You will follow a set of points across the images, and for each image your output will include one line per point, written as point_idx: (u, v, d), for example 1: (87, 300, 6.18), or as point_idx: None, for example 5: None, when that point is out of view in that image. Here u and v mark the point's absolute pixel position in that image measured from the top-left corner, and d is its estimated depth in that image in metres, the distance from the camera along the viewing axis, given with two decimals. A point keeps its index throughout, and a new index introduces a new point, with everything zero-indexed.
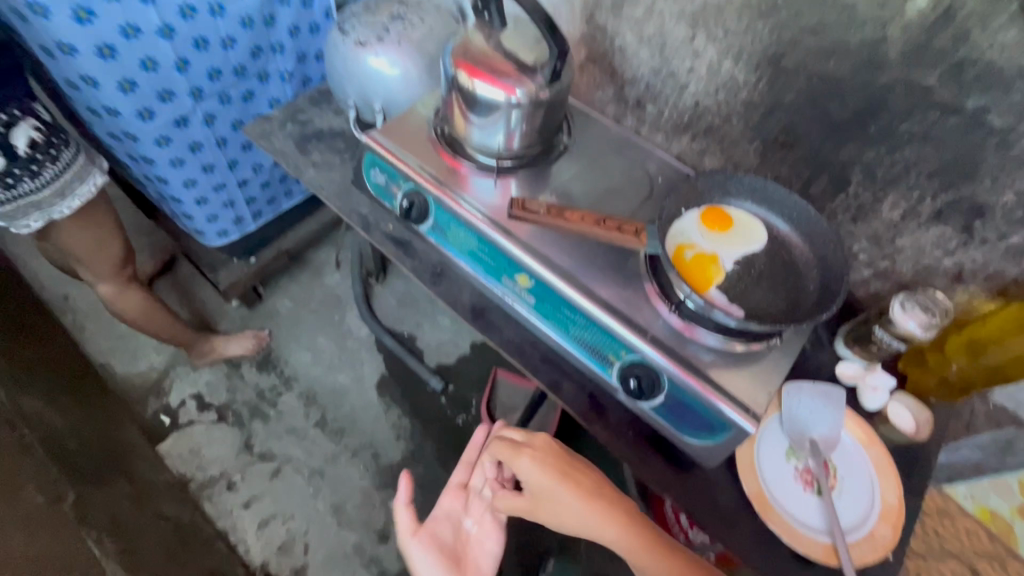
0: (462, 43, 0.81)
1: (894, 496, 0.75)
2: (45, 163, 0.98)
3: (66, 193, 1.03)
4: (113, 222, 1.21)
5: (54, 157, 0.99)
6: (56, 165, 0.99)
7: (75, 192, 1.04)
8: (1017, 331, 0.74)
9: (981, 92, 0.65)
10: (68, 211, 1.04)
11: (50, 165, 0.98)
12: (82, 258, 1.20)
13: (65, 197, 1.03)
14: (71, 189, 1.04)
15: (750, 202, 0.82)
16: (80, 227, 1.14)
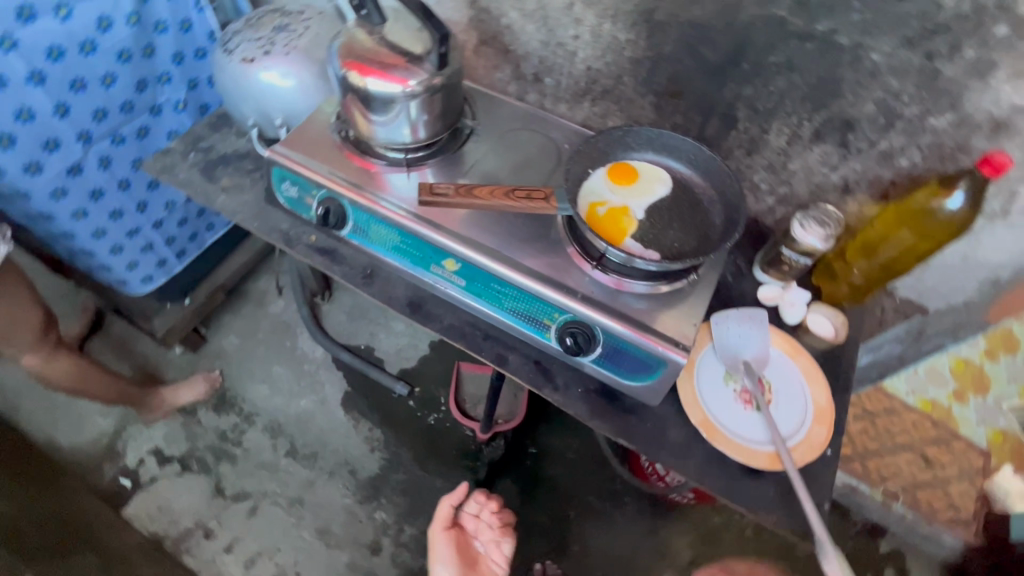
0: (346, 43, 0.81)
1: (824, 397, 0.82)
2: None
3: None
4: (26, 290, 1.14)
5: None
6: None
7: None
8: (900, 225, 0.82)
9: (828, 16, 0.72)
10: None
11: None
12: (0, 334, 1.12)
13: None
14: None
15: (650, 152, 0.87)
16: None
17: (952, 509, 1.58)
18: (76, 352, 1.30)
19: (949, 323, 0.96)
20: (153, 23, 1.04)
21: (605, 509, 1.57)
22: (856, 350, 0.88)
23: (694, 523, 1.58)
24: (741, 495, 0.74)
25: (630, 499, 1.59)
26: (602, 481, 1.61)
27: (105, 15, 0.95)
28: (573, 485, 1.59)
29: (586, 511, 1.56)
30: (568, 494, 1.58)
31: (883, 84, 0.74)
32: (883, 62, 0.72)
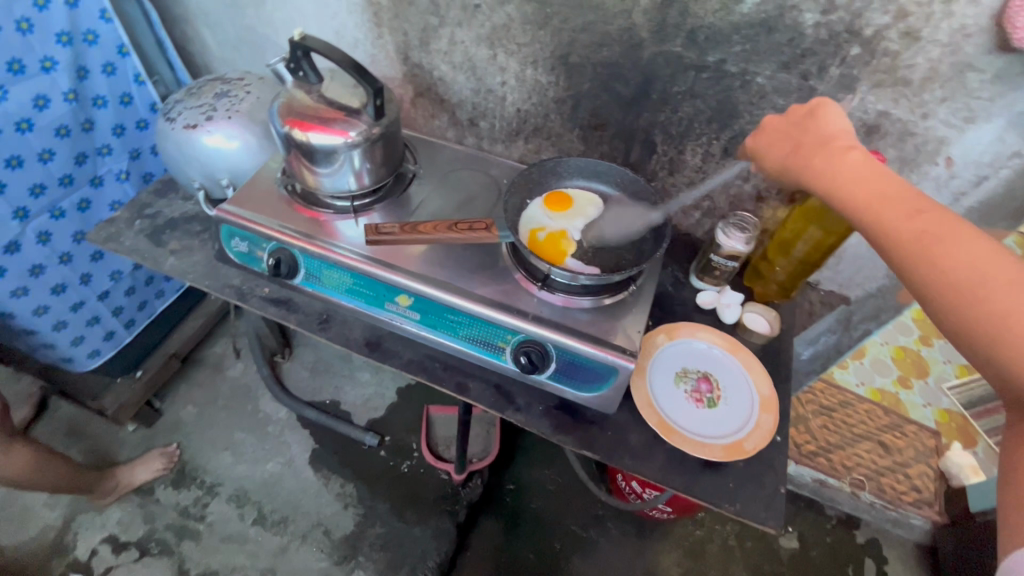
0: (286, 102, 0.86)
1: (767, 386, 0.87)
2: None
3: None
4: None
5: None
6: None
7: None
8: (808, 222, 0.89)
9: (715, 49, 0.81)
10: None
11: None
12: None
13: None
14: None
15: (581, 179, 0.95)
16: None
17: (915, 491, 1.69)
18: (29, 441, 1.22)
19: (871, 309, 1.06)
20: (92, 98, 1.08)
21: (589, 536, 1.56)
22: (791, 342, 0.95)
23: (678, 539, 1.59)
24: (704, 490, 0.77)
25: (612, 523, 1.59)
26: (583, 508, 1.61)
27: (42, 94, 0.98)
28: (555, 516, 1.59)
29: (571, 541, 1.55)
30: (551, 525, 1.57)
31: (771, 103, 0.84)
32: (767, 85, 0.82)
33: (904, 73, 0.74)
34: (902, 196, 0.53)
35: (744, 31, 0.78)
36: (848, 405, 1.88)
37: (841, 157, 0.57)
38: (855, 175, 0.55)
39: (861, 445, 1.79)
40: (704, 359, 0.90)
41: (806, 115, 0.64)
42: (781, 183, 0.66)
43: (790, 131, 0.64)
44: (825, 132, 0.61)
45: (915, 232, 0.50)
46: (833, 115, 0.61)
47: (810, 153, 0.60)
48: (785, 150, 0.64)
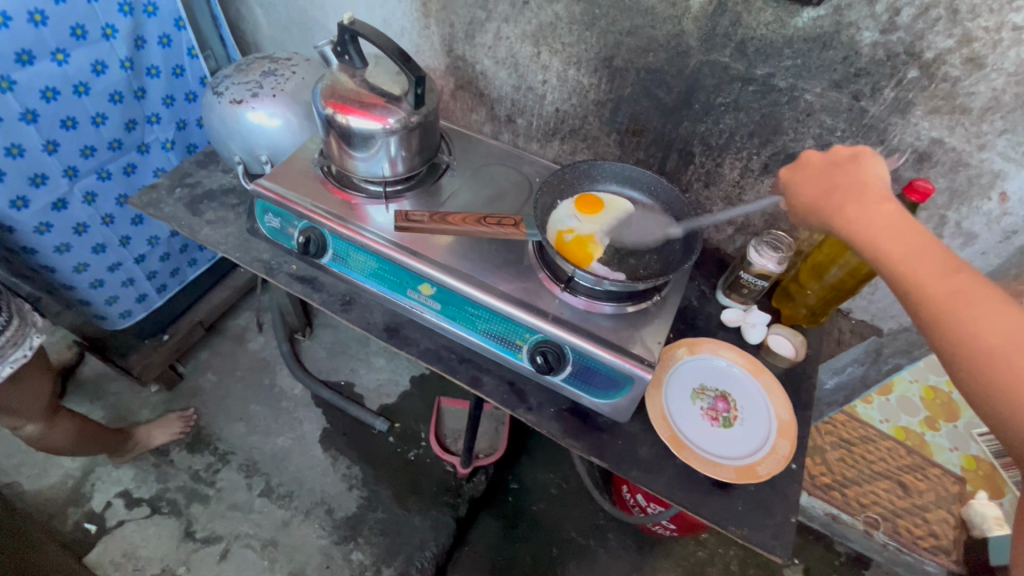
0: (330, 84, 0.87)
1: (786, 412, 0.85)
2: None
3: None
4: (44, 366, 1.13)
5: None
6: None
7: (8, 358, 1.00)
8: (845, 248, 0.86)
9: (764, 62, 0.79)
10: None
11: None
12: (5, 405, 1.07)
13: None
14: (4, 356, 0.99)
15: (614, 184, 0.94)
16: (21, 381, 1.07)
17: (933, 538, 1.65)
18: (73, 410, 1.24)
19: (903, 343, 1.02)
20: (147, 67, 1.11)
21: (588, 544, 1.55)
22: (815, 369, 0.93)
23: (678, 558, 1.57)
24: (710, 510, 0.76)
25: (613, 534, 1.57)
26: (584, 515, 1.60)
27: (100, 60, 1.01)
28: (556, 520, 1.58)
29: (569, 548, 1.54)
30: (551, 529, 1.56)
31: (818, 121, 0.81)
32: (816, 102, 0.79)
33: (963, 101, 0.71)
34: (936, 248, 0.49)
35: (797, 45, 0.76)
36: (870, 441, 1.82)
37: (877, 204, 0.55)
38: (890, 222, 0.53)
39: (878, 484, 1.74)
40: (723, 378, 0.88)
41: (847, 159, 0.62)
42: (812, 224, 0.63)
43: (828, 173, 0.62)
44: (866, 178, 0.58)
45: (944, 290, 0.47)
46: (875, 164, 0.59)
47: (845, 198, 0.58)
48: (818, 191, 0.62)
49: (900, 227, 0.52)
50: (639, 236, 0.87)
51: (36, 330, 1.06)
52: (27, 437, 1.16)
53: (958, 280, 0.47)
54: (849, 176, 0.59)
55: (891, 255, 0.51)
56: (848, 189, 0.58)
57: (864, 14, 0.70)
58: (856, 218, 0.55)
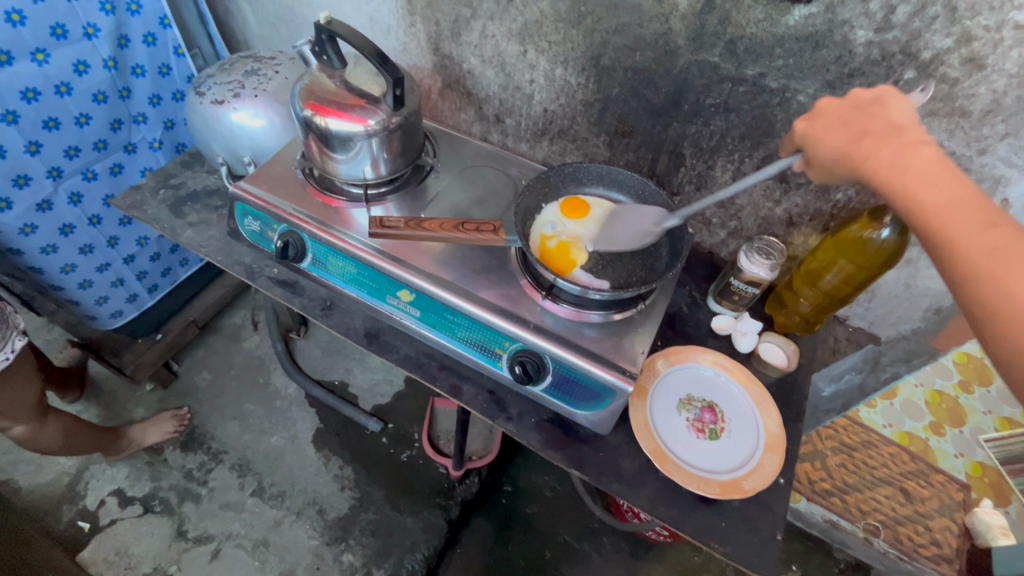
0: (308, 85, 0.85)
1: (775, 425, 0.82)
2: None
3: None
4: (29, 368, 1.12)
5: None
6: None
7: None
8: (840, 254, 0.83)
9: (755, 62, 0.76)
10: None
11: None
12: None
13: None
14: None
15: (602, 187, 0.91)
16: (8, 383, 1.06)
17: (935, 546, 1.64)
18: (63, 411, 1.24)
19: (901, 351, 0.99)
20: (131, 67, 1.10)
21: (581, 548, 1.53)
22: (807, 378, 0.90)
23: (672, 563, 1.55)
24: (693, 526, 0.73)
25: (607, 538, 1.56)
26: (578, 519, 1.58)
27: (82, 60, 1.00)
28: (549, 523, 1.57)
29: (562, 552, 1.52)
30: (544, 533, 1.55)
31: None
32: (809, 104, 0.76)
33: (963, 103, 0.67)
34: (975, 200, 0.47)
35: (788, 45, 0.73)
36: (871, 447, 1.79)
37: (911, 151, 0.51)
38: (926, 171, 0.50)
39: (881, 491, 1.70)
40: (710, 387, 0.86)
41: (872, 103, 0.57)
42: (834, 176, 0.59)
43: (852, 118, 0.58)
44: (896, 121, 0.54)
45: (981, 246, 0.45)
46: (904, 106, 0.55)
47: (877, 143, 0.54)
48: (846, 136, 0.57)
49: (935, 179, 0.49)
50: (630, 235, 0.81)
51: (20, 333, 1.05)
52: (17, 438, 1.16)
53: (998, 235, 0.45)
54: (879, 118, 0.55)
55: (924, 209, 0.49)
56: (878, 134, 0.54)
57: (857, 12, 0.66)
58: (887, 165, 0.52)
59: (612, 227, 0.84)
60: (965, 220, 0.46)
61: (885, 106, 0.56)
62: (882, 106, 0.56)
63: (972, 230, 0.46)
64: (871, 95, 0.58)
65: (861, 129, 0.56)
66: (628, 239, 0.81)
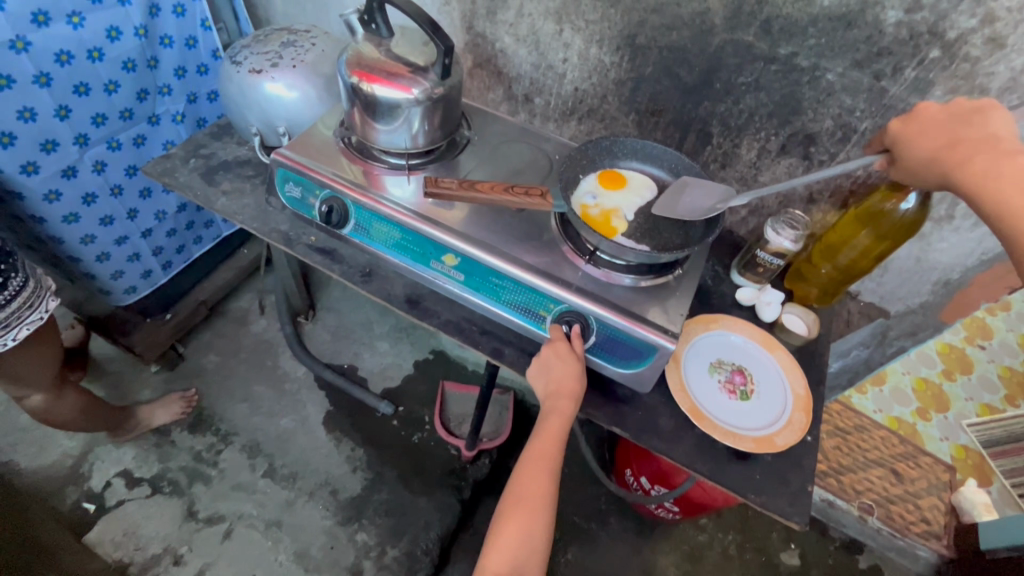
0: (355, 53, 0.86)
1: (801, 386, 0.86)
2: (10, 272, 0.94)
3: (13, 324, 0.96)
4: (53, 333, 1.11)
5: (17, 269, 0.96)
6: (6, 292, 0.94)
7: (24, 321, 0.98)
8: (860, 226, 0.89)
9: (788, 41, 0.81)
10: (14, 340, 0.97)
11: (14, 274, 0.95)
12: (14, 373, 1.05)
13: (11, 328, 0.96)
14: (19, 319, 0.97)
15: (635, 162, 0.95)
16: (33, 345, 1.05)
17: (924, 523, 1.68)
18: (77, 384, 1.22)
19: (909, 325, 1.05)
20: (160, 37, 1.10)
21: (590, 528, 1.56)
22: (827, 347, 0.95)
23: (678, 542, 1.59)
24: (730, 479, 0.77)
25: (615, 518, 1.59)
26: (587, 500, 1.61)
27: (114, 26, 1.00)
28: (559, 503, 1.59)
29: (572, 532, 1.55)
30: (554, 513, 1.57)
31: (839, 101, 0.83)
32: (837, 82, 0.81)
33: (982, 81, 0.73)
34: None
35: (821, 24, 0.77)
36: (864, 430, 1.87)
37: (1008, 159, 0.56)
38: (1022, 182, 0.55)
39: (873, 472, 1.78)
40: (738, 352, 0.90)
41: (973, 112, 0.62)
42: (914, 177, 0.64)
43: (950, 124, 0.62)
44: (993, 132, 0.59)
45: None
46: (1003, 118, 0.60)
47: (972, 151, 0.59)
48: (939, 141, 0.62)
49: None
50: (692, 208, 0.85)
51: (52, 294, 1.04)
52: (32, 409, 1.14)
53: None
54: (975, 128, 0.60)
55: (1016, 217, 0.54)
56: (974, 142, 0.59)
57: None
58: (982, 170, 0.57)
59: (672, 198, 0.87)
60: None
61: (981, 116, 0.61)
62: (980, 115, 0.61)
63: None
64: (967, 104, 0.63)
65: (957, 136, 0.61)
66: (689, 210, 0.85)
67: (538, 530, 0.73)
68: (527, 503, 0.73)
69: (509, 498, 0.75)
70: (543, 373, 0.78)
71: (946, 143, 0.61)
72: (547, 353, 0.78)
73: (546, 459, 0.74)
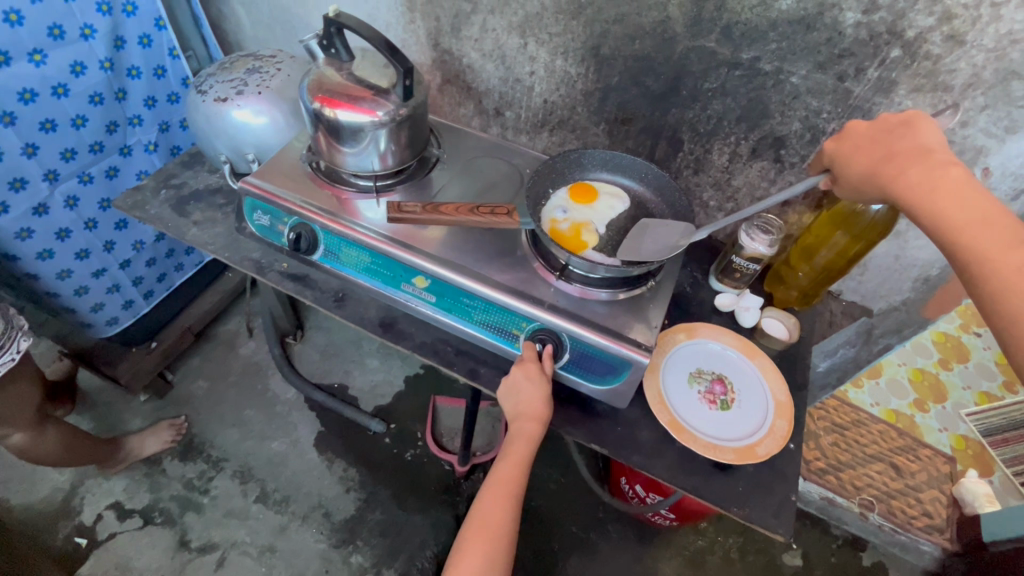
0: (316, 78, 0.86)
1: (782, 393, 0.85)
2: None
3: None
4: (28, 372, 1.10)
5: None
6: None
7: None
8: (835, 227, 0.88)
9: (750, 46, 0.80)
10: None
11: None
12: None
13: None
14: None
15: (605, 173, 0.94)
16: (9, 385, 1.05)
17: (927, 517, 1.66)
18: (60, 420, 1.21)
19: (893, 323, 1.04)
20: (127, 68, 1.10)
21: (589, 537, 1.55)
22: (809, 351, 0.94)
23: (678, 548, 1.58)
24: (712, 493, 0.76)
25: (613, 527, 1.58)
26: (584, 509, 1.60)
27: (79, 61, 1.00)
28: (556, 514, 1.58)
29: (570, 542, 1.54)
30: (552, 524, 1.56)
31: (805, 104, 0.82)
32: (802, 85, 0.81)
33: (945, 78, 0.72)
34: (1002, 221, 0.52)
35: (782, 28, 0.77)
36: (861, 425, 1.85)
37: (941, 170, 0.56)
38: (956, 193, 0.54)
39: (873, 467, 1.76)
40: (718, 360, 0.89)
41: (900, 125, 0.62)
42: (859, 193, 0.64)
43: (882, 139, 0.62)
44: (924, 143, 0.59)
45: (1011, 265, 0.49)
46: (931, 128, 0.60)
47: (905, 163, 0.59)
48: (874, 156, 0.62)
49: (967, 202, 0.54)
50: (656, 249, 0.81)
51: (24, 333, 1.03)
52: (14, 448, 1.13)
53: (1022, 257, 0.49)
54: (906, 140, 0.60)
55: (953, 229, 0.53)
56: (905, 155, 0.59)
57: None
58: (917, 184, 0.57)
59: (637, 240, 0.83)
60: (992, 242, 0.51)
61: (909, 128, 0.61)
62: (909, 127, 0.61)
63: (998, 252, 0.50)
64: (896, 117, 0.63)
65: (889, 151, 0.61)
66: (655, 251, 0.81)
67: (501, 556, 0.72)
68: (489, 529, 0.72)
69: (470, 525, 0.74)
70: (511, 395, 0.77)
71: (880, 159, 0.61)
72: (517, 375, 0.77)
73: (511, 484, 0.75)
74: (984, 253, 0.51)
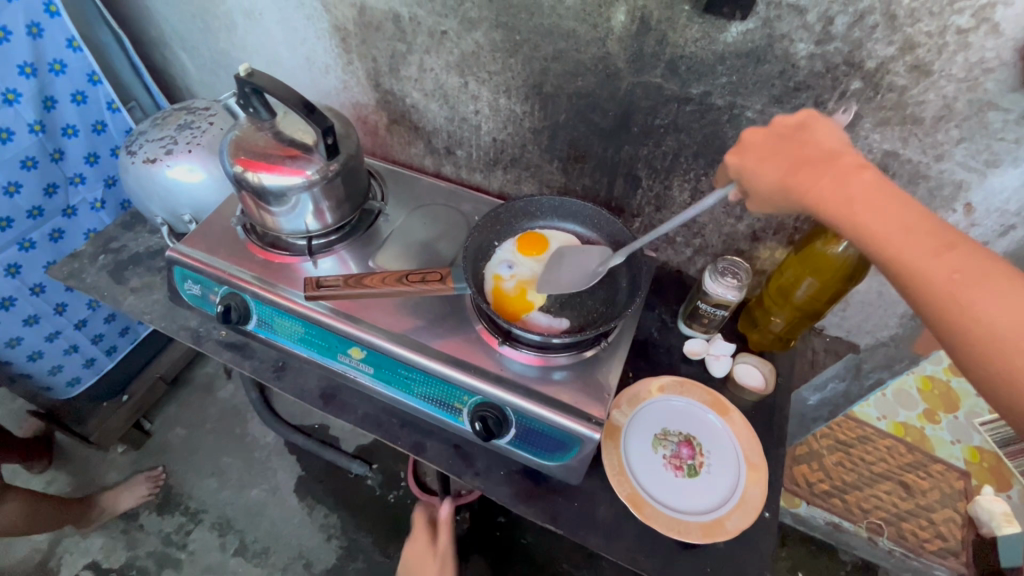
0: (237, 140, 0.80)
1: (756, 454, 0.78)
2: None
3: None
4: None
5: None
6: None
7: None
8: (807, 270, 0.80)
9: (699, 81, 0.73)
10: None
11: None
12: None
13: None
14: None
15: (556, 219, 0.87)
16: None
17: (940, 539, 1.58)
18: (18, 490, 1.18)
19: (883, 358, 0.96)
20: (61, 128, 1.05)
21: None
22: (787, 400, 0.86)
23: None
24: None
25: (607, 564, 1.51)
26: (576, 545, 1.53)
27: (5, 127, 0.96)
28: (546, 553, 1.52)
29: None
30: (542, 564, 1.50)
31: None
32: (758, 119, 0.73)
33: (914, 110, 0.64)
34: (927, 223, 0.44)
35: (730, 61, 0.69)
36: (868, 442, 1.74)
37: (853, 176, 0.47)
38: (875, 200, 0.45)
39: (881, 486, 1.67)
40: (685, 418, 0.82)
41: (796, 130, 0.53)
42: (774, 209, 0.54)
43: (782, 148, 0.53)
44: (828, 146, 0.50)
45: (946, 275, 0.42)
46: (829, 127, 0.51)
47: (814, 172, 0.49)
48: (780, 168, 0.52)
49: (887, 208, 0.45)
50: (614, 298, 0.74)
51: None
52: None
53: (955, 261, 0.42)
54: (808, 144, 0.51)
55: (880, 239, 0.44)
56: (811, 163, 0.49)
57: (795, 25, 0.63)
58: (830, 194, 0.47)
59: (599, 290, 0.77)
60: (921, 248, 0.43)
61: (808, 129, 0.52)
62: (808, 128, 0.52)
63: (930, 259, 0.42)
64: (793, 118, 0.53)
65: (794, 160, 0.51)
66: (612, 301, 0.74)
67: None
68: None
69: None
70: None
71: (786, 170, 0.51)
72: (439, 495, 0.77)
73: None
74: (917, 265, 0.43)
